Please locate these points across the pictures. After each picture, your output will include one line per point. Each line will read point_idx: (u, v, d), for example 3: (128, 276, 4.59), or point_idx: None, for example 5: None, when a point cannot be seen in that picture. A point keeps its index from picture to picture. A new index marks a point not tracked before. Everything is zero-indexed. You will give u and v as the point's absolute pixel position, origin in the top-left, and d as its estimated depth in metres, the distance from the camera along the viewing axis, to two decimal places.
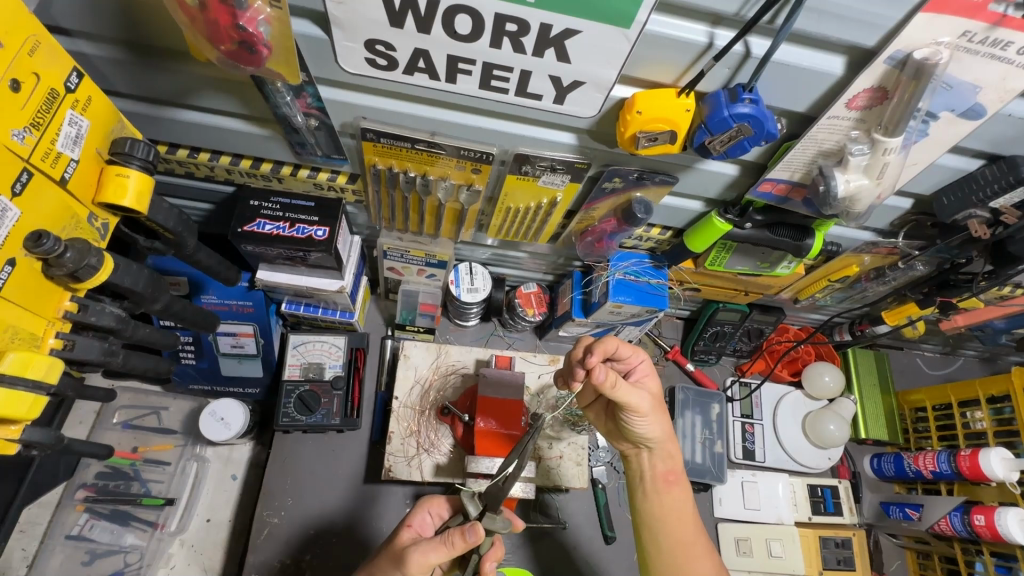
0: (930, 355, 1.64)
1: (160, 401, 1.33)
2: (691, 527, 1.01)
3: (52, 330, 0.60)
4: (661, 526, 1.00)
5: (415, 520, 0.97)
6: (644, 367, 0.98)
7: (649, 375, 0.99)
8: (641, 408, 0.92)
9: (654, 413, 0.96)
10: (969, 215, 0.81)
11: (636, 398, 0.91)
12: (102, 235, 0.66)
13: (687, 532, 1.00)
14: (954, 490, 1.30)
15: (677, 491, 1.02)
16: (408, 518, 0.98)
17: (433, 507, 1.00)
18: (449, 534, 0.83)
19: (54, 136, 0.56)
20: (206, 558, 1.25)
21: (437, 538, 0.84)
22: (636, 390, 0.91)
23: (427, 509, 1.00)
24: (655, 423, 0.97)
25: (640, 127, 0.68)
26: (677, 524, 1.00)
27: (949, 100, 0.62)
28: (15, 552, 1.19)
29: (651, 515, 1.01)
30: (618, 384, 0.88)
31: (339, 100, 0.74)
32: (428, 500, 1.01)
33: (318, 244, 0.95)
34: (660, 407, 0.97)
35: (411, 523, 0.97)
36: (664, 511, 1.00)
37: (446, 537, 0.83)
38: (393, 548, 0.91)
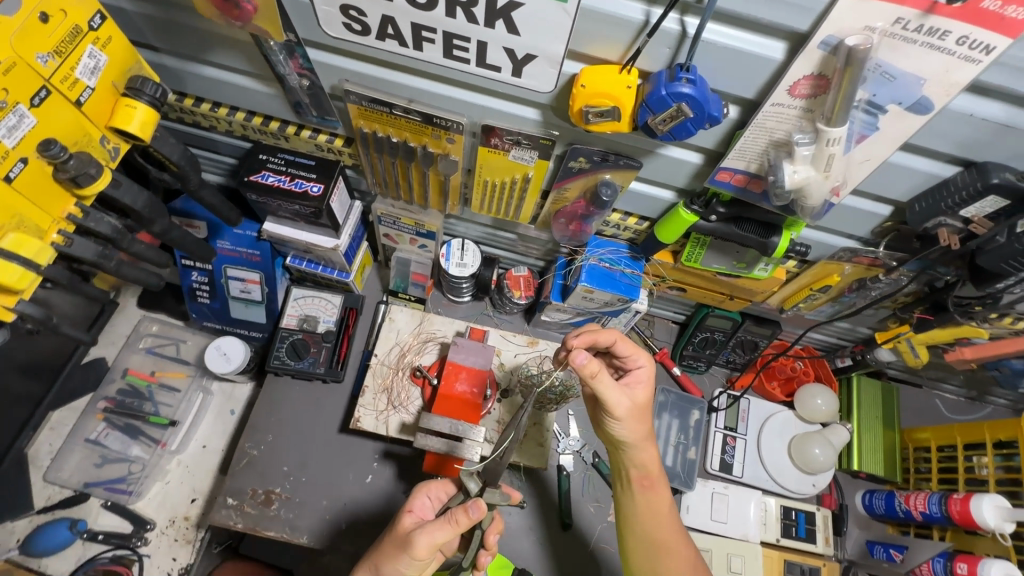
0: (952, 397, 1.51)
1: (181, 334, 1.48)
2: (668, 525, 1.01)
3: (56, 227, 0.71)
4: (636, 520, 1.02)
5: (415, 505, 0.97)
6: (643, 372, 1.01)
7: (646, 382, 1.01)
8: (616, 408, 0.94)
9: (628, 418, 0.97)
10: (940, 223, 0.77)
11: (614, 395, 0.94)
12: (112, 156, 0.77)
13: (664, 526, 1.01)
14: (946, 536, 1.22)
15: (656, 492, 1.03)
16: (408, 503, 0.98)
17: (432, 490, 1.00)
18: (454, 513, 0.87)
19: (73, 65, 0.67)
20: (198, 479, 1.37)
21: (441, 517, 0.88)
22: (617, 388, 0.94)
23: (427, 493, 1.00)
24: (634, 427, 0.98)
25: (585, 101, 0.71)
26: (656, 521, 1.01)
27: (893, 92, 0.62)
28: (42, 446, 1.36)
29: (632, 515, 1.03)
30: (600, 375, 0.91)
31: (326, 62, 0.83)
32: (430, 484, 1.01)
33: (312, 199, 1.05)
34: (641, 415, 0.98)
35: (411, 508, 0.96)
36: (644, 510, 1.02)
37: (450, 515, 0.87)
38: (398, 534, 0.92)
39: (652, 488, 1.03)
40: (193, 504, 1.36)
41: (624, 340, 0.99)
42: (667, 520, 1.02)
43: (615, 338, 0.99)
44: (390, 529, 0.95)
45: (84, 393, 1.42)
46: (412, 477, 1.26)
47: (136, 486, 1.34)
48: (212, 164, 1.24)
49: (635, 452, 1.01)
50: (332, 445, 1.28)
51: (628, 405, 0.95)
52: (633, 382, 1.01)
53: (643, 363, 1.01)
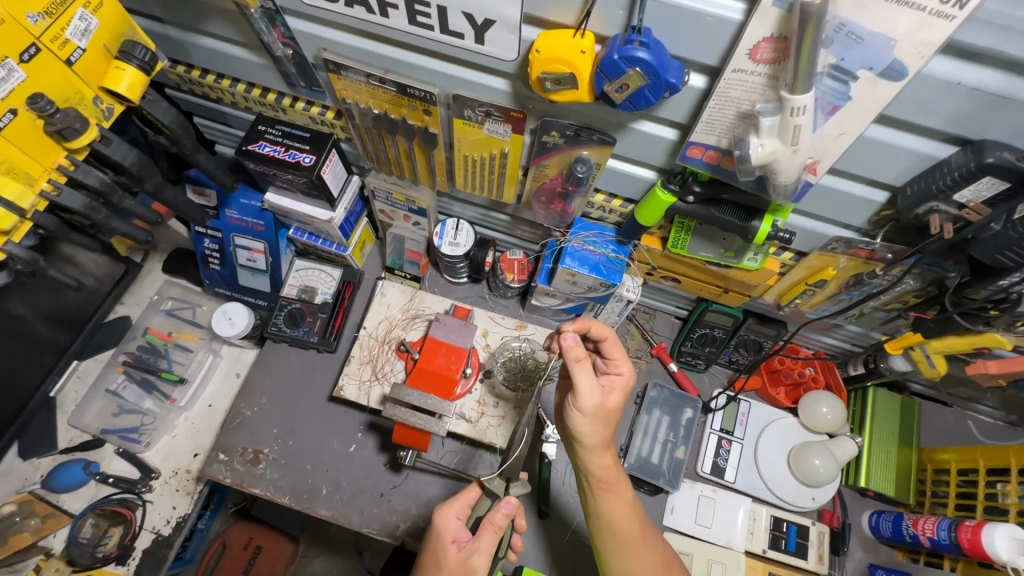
0: (986, 419, 1.37)
1: (197, 299, 1.57)
2: (634, 521, 0.98)
3: (46, 176, 0.77)
4: (597, 520, 0.99)
5: (450, 533, 0.92)
6: (620, 381, 0.95)
7: (621, 390, 0.94)
8: (582, 401, 0.89)
9: (593, 416, 0.91)
10: (933, 209, 0.70)
11: (583, 386, 0.88)
12: (105, 116, 0.82)
13: (621, 525, 0.98)
14: (958, 568, 1.10)
15: (611, 495, 0.98)
16: (441, 531, 0.92)
17: (457, 508, 0.94)
18: (493, 519, 0.90)
19: (64, 25, 0.73)
20: (201, 436, 1.45)
21: (483, 529, 0.90)
22: (593, 379, 0.89)
23: (454, 515, 0.93)
24: (593, 427, 0.92)
25: (541, 67, 0.69)
26: (626, 519, 0.98)
27: (862, 55, 0.56)
28: (69, 393, 1.48)
29: (599, 518, 0.99)
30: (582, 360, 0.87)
31: (305, 31, 0.85)
32: (452, 504, 0.94)
33: (303, 169, 1.08)
34: (608, 417, 0.92)
35: (449, 537, 0.91)
36: (607, 514, 0.98)
37: (494, 525, 0.90)
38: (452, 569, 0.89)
39: (609, 490, 0.97)
40: (195, 458, 1.44)
41: (614, 339, 0.96)
42: (631, 521, 0.98)
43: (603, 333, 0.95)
44: (432, 559, 0.91)
45: (108, 347, 1.53)
46: (393, 450, 1.28)
47: (146, 436, 1.43)
48: (224, 136, 1.30)
49: (588, 455, 0.95)
50: (321, 413, 1.32)
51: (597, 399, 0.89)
52: (608, 386, 0.95)
53: (625, 371, 0.96)
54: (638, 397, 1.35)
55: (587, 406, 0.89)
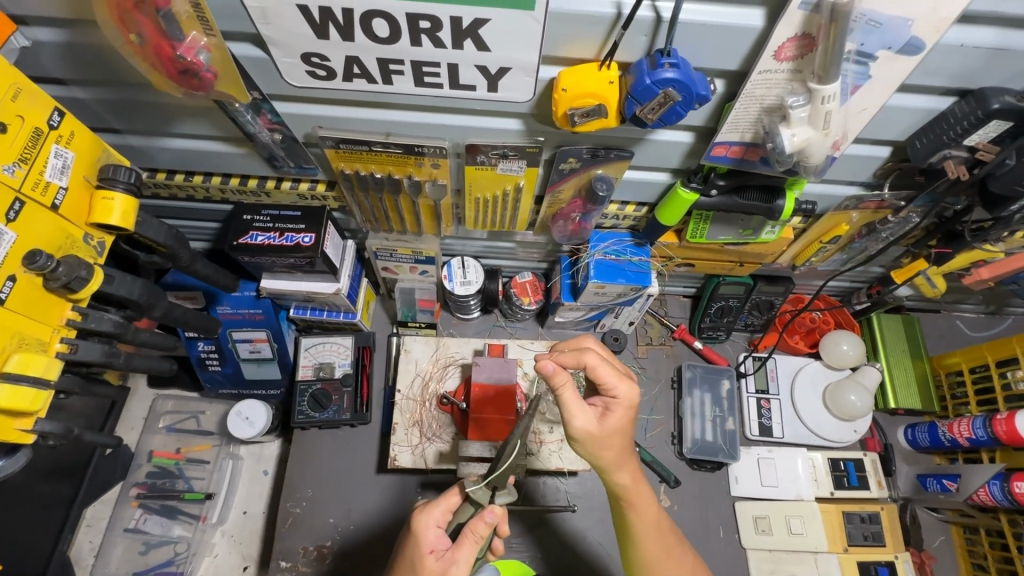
0: (972, 315, 1.51)
1: (198, 406, 1.45)
2: (658, 540, 0.94)
3: (57, 336, 0.69)
4: (636, 538, 0.94)
5: (428, 541, 0.86)
6: (619, 405, 0.84)
7: (622, 412, 0.84)
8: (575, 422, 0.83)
9: (591, 442, 0.84)
10: (945, 155, 0.76)
11: (575, 412, 0.82)
12: (99, 252, 0.74)
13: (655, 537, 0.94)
14: (996, 457, 1.21)
15: (643, 505, 0.92)
16: (418, 538, 0.87)
17: (435, 515, 0.87)
18: (473, 527, 0.83)
19: (42, 168, 0.65)
20: (245, 546, 1.36)
21: (463, 539, 0.84)
22: (580, 405, 0.82)
23: (433, 522, 0.88)
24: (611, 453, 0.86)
25: (569, 105, 0.69)
26: (647, 542, 0.94)
27: (883, 37, 0.60)
28: (84, 544, 1.35)
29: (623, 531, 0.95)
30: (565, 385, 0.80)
31: (295, 113, 0.81)
32: (432, 510, 0.88)
33: (305, 250, 1.01)
34: (608, 442, 0.84)
35: (428, 544, 0.86)
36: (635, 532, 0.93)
37: (473, 533, 0.83)
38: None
39: (637, 503, 0.92)
40: (246, 572, 1.34)
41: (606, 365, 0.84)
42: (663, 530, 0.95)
43: (591, 359, 0.83)
44: (408, 565, 0.86)
45: (114, 484, 1.39)
46: None
47: (186, 566, 1.31)
48: (196, 231, 1.21)
49: (613, 475, 0.89)
50: (373, 488, 1.26)
51: (590, 426, 0.82)
52: (602, 408, 0.85)
53: (627, 388, 0.84)
54: (676, 382, 1.38)
55: (584, 431, 0.82)
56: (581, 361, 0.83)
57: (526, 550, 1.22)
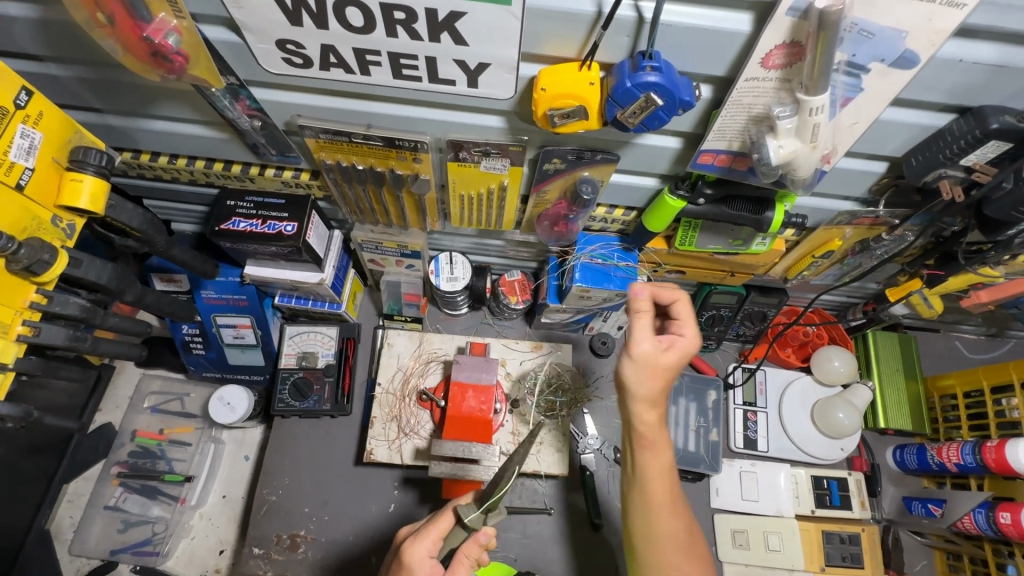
0: (972, 337, 1.47)
1: (183, 388, 1.45)
2: (665, 485, 0.87)
3: (19, 318, 0.69)
4: (641, 481, 0.88)
5: (426, 573, 0.84)
6: (678, 345, 0.86)
7: (676, 353, 0.86)
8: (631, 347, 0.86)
9: (638, 367, 0.85)
10: (941, 175, 0.73)
11: (637, 332, 0.85)
12: (68, 234, 0.74)
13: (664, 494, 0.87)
14: (985, 485, 1.18)
15: (660, 452, 0.87)
16: (414, 573, 0.84)
17: (428, 544, 0.85)
18: (468, 550, 0.87)
19: (7, 147, 0.64)
20: (222, 530, 1.36)
21: (458, 563, 0.87)
22: (648, 330, 0.86)
23: (426, 552, 0.85)
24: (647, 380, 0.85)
25: (548, 104, 0.67)
26: (658, 482, 0.87)
27: (874, 49, 0.57)
28: (64, 519, 1.36)
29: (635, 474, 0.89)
30: (642, 313, 0.86)
31: (274, 100, 0.79)
32: (424, 540, 0.85)
33: (287, 239, 1.00)
34: (658, 374, 0.85)
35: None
36: (644, 470, 0.87)
37: (465, 552, 0.87)
38: None
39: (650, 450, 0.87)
40: (222, 555, 1.34)
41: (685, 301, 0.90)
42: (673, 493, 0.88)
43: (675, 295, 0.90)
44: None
45: (97, 461, 1.40)
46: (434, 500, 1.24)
47: (163, 546, 1.32)
48: (183, 214, 1.20)
49: (634, 408, 0.87)
50: (350, 479, 1.26)
51: (651, 351, 0.84)
52: (666, 344, 0.87)
53: (687, 334, 0.88)
54: None
55: (643, 354, 0.85)
56: (674, 298, 0.89)
57: (499, 550, 1.21)
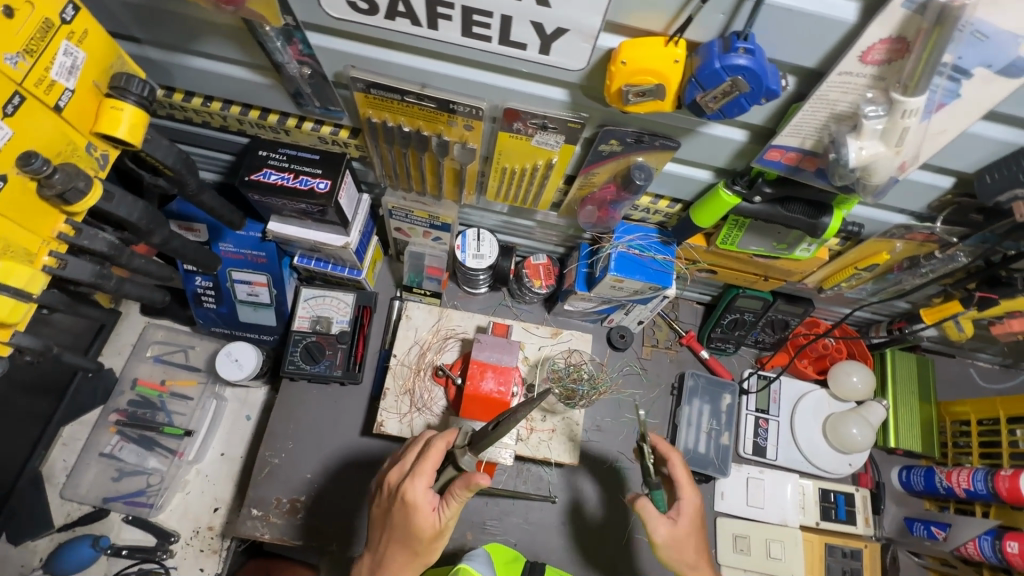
0: (987, 366, 1.47)
1: (188, 340, 1.41)
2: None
3: (46, 248, 0.66)
4: None
5: (427, 504, 0.83)
6: (687, 505, 0.92)
7: (691, 511, 0.92)
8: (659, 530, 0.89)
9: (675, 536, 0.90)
10: (1015, 195, 0.71)
11: (655, 523, 0.90)
12: (101, 165, 0.70)
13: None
14: (990, 513, 1.18)
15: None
16: (416, 507, 0.83)
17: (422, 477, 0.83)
18: (458, 492, 0.81)
19: (48, 64, 0.60)
20: (218, 488, 1.34)
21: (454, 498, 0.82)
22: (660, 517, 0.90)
23: (424, 486, 0.83)
24: (678, 538, 0.90)
25: (625, 80, 0.64)
26: None
27: (983, 53, 0.54)
28: (57, 462, 1.32)
29: None
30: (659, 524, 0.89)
31: (328, 47, 0.75)
32: (421, 475, 0.83)
33: (319, 197, 0.96)
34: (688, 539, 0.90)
35: (429, 507, 0.83)
36: None
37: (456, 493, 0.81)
38: (417, 539, 0.84)
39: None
40: (216, 513, 1.32)
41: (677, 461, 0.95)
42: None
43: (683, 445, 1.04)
44: (406, 528, 0.84)
45: (95, 406, 1.37)
46: None
47: (157, 499, 1.30)
48: (207, 161, 1.15)
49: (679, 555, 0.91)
50: (354, 450, 1.24)
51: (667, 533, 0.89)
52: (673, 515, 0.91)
53: (693, 492, 0.92)
54: (676, 389, 1.35)
55: (668, 539, 0.89)
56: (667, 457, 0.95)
57: (500, 532, 1.20)
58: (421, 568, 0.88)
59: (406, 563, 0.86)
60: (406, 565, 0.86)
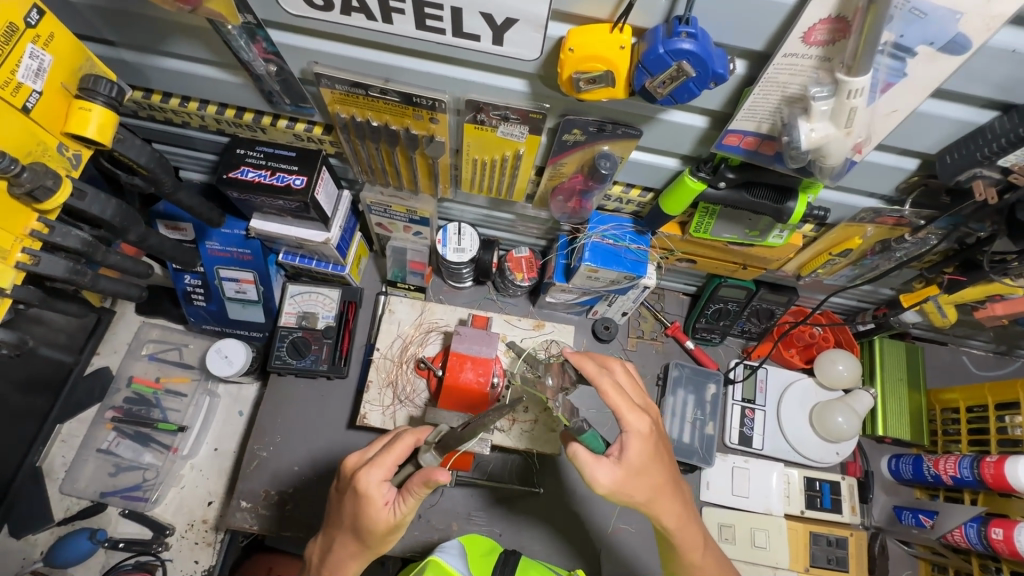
0: (980, 353, 1.45)
1: (182, 338, 1.45)
2: (698, 541, 0.88)
3: (19, 245, 0.69)
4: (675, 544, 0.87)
5: (381, 497, 0.83)
6: (633, 438, 0.78)
7: (639, 445, 0.78)
8: (600, 478, 0.77)
9: (622, 479, 0.77)
10: (976, 174, 0.70)
11: (595, 469, 0.77)
12: (74, 164, 0.73)
13: (690, 536, 0.86)
14: (978, 500, 1.17)
15: (665, 507, 0.82)
16: (369, 498, 0.83)
17: (378, 470, 0.84)
18: (414, 488, 0.80)
19: (14, 67, 0.62)
20: (211, 482, 1.36)
21: (408, 493, 0.81)
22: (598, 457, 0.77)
23: (380, 478, 0.84)
24: (626, 475, 0.77)
25: (574, 67, 0.64)
26: (685, 527, 0.86)
27: (924, 30, 0.54)
28: (56, 458, 1.36)
29: (672, 531, 0.85)
30: (600, 469, 0.77)
31: (291, 44, 0.77)
32: (378, 466, 0.84)
33: (295, 193, 0.97)
34: (640, 474, 0.78)
35: (382, 500, 0.83)
36: (676, 524, 0.84)
37: (410, 489, 0.81)
38: (370, 530, 0.84)
39: (666, 510, 0.82)
40: (209, 507, 1.35)
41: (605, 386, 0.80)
42: (691, 526, 0.86)
43: (615, 366, 0.89)
44: (361, 520, 0.84)
45: (92, 404, 1.41)
46: None
47: (152, 493, 1.33)
48: (192, 161, 1.18)
49: (634, 491, 0.79)
50: (341, 442, 1.26)
51: (612, 475, 0.77)
52: (618, 451, 0.78)
53: (637, 417, 0.79)
54: (661, 379, 1.35)
55: (613, 481, 0.77)
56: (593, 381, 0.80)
57: (485, 524, 1.21)
58: (372, 557, 0.90)
59: (362, 552, 0.87)
60: (360, 553, 0.88)
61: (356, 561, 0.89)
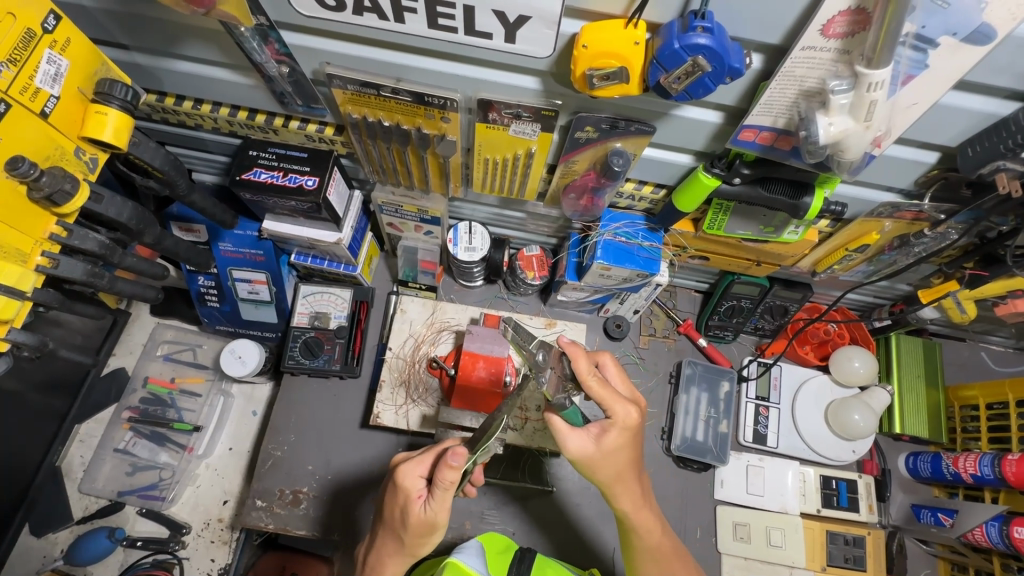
0: (1000, 349, 1.42)
1: (196, 339, 1.47)
2: (657, 531, 0.89)
3: (39, 248, 0.71)
4: (633, 526, 0.88)
5: (416, 490, 0.84)
6: (618, 429, 0.76)
7: (620, 435, 0.76)
8: (570, 446, 0.77)
9: (586, 458, 0.77)
10: (998, 167, 0.69)
11: (568, 438, 0.77)
12: (90, 167, 0.74)
13: (646, 521, 0.88)
14: (999, 499, 1.15)
15: (624, 490, 0.83)
16: (405, 491, 0.84)
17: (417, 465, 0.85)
18: (443, 478, 0.79)
19: (32, 73, 0.63)
20: (226, 481, 1.37)
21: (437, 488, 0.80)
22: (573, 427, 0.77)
23: (418, 472, 0.85)
24: (595, 452, 0.77)
25: (589, 64, 0.64)
26: (641, 510, 0.87)
27: (946, 20, 0.54)
28: (75, 458, 1.38)
29: (625, 514, 0.87)
30: (569, 437, 0.76)
31: (304, 45, 0.77)
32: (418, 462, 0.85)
33: (308, 194, 0.97)
34: (613, 456, 0.77)
35: (415, 494, 0.84)
36: (630, 510, 0.86)
37: (439, 480, 0.79)
38: (407, 526, 0.84)
39: (624, 491, 0.83)
40: (225, 506, 1.36)
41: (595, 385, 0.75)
42: (647, 511, 0.87)
43: (603, 358, 0.86)
44: (399, 516, 0.85)
45: (109, 404, 1.42)
46: None
47: (169, 492, 1.34)
48: (204, 163, 1.19)
49: (602, 470, 0.79)
50: (355, 441, 1.26)
51: (583, 446, 0.76)
52: (597, 428, 0.77)
53: (624, 409, 0.76)
54: (674, 377, 1.33)
55: (580, 453, 0.77)
56: (580, 376, 0.75)
57: (499, 521, 1.21)
58: (410, 559, 0.89)
59: (398, 551, 0.87)
60: (397, 552, 0.88)
61: (393, 560, 0.89)
